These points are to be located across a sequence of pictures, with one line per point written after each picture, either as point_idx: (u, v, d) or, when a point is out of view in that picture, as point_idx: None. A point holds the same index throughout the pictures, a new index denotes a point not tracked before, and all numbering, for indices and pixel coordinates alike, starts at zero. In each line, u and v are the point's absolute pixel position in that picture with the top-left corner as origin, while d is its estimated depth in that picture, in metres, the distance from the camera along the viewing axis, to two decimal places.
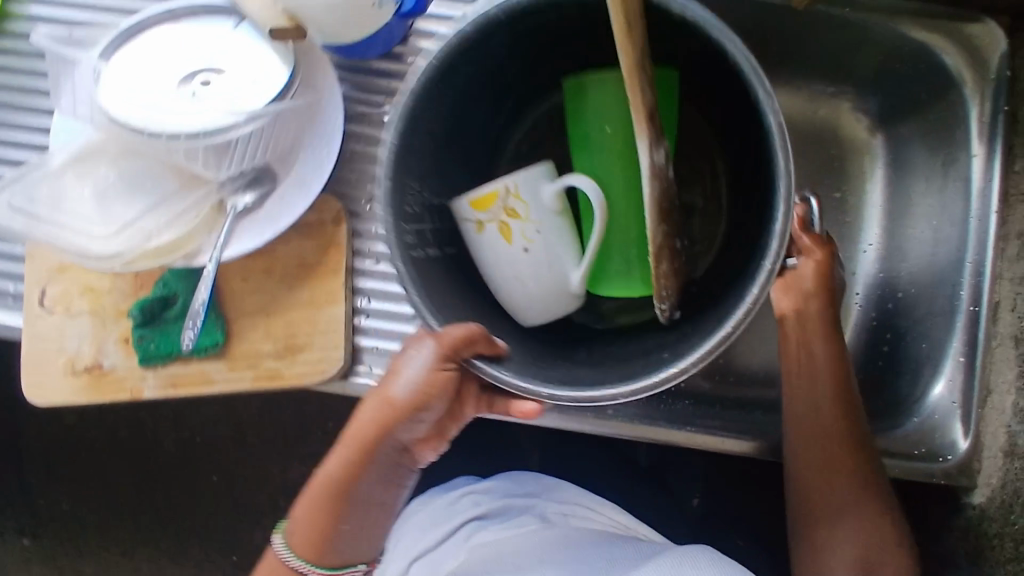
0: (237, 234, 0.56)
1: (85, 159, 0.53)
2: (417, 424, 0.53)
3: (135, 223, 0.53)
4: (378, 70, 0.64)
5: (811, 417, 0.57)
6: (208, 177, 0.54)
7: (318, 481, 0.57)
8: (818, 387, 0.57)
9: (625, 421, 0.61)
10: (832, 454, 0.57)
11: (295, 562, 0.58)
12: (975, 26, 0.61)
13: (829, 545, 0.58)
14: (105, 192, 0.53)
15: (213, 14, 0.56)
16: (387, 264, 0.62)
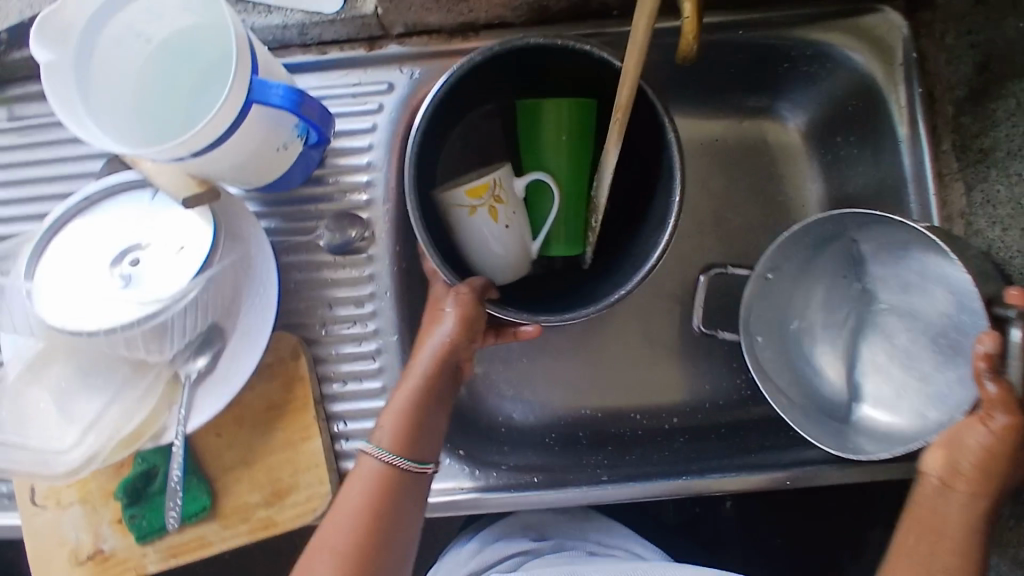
0: (197, 401, 0.56)
1: (35, 368, 0.54)
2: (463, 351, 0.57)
3: (97, 422, 0.55)
4: (302, 198, 0.65)
5: (934, 528, 0.54)
6: (155, 358, 0.55)
7: (399, 399, 0.56)
8: (953, 512, 0.53)
9: (618, 485, 0.64)
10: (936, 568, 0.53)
11: (392, 457, 0.54)
12: (870, 18, 0.61)
13: None
14: (63, 398, 0.55)
15: (131, 189, 0.57)
16: (355, 384, 0.63)
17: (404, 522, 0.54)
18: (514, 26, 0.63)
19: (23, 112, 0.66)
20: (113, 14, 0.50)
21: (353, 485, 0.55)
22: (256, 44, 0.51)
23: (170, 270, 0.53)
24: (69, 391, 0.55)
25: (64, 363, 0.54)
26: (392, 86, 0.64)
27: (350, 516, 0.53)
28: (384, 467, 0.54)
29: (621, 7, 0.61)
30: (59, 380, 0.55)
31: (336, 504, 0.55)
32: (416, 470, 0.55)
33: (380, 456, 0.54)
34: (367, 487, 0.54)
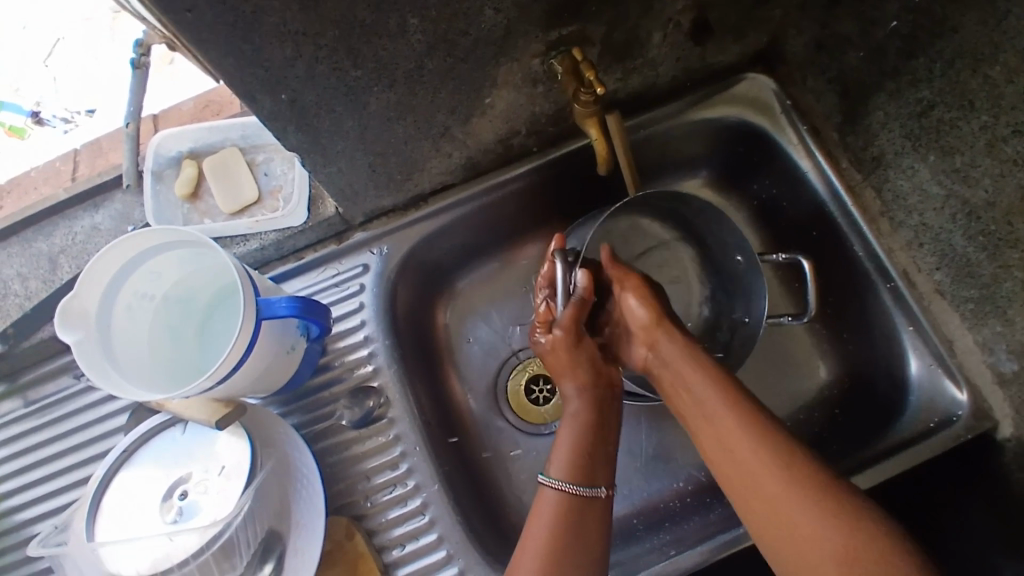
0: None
1: None
2: (560, 352, 0.64)
3: None
4: (317, 388, 0.70)
5: (707, 429, 0.55)
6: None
7: (568, 421, 0.61)
8: (711, 424, 0.55)
9: (688, 552, 0.64)
10: (733, 450, 0.53)
11: (564, 484, 0.57)
12: (741, 85, 0.72)
13: (791, 520, 0.49)
14: None
15: (160, 433, 0.62)
16: (412, 545, 0.65)
17: (592, 555, 0.55)
18: (456, 185, 0.72)
19: (36, 394, 0.71)
20: (119, 292, 0.56)
21: (539, 514, 0.56)
22: (254, 273, 0.60)
23: (219, 493, 0.57)
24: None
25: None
26: (367, 266, 0.72)
27: (546, 539, 0.54)
28: (557, 493, 0.57)
29: (538, 143, 0.71)
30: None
31: (525, 538, 0.56)
32: (591, 493, 0.57)
33: (554, 484, 0.57)
34: (550, 517, 0.55)
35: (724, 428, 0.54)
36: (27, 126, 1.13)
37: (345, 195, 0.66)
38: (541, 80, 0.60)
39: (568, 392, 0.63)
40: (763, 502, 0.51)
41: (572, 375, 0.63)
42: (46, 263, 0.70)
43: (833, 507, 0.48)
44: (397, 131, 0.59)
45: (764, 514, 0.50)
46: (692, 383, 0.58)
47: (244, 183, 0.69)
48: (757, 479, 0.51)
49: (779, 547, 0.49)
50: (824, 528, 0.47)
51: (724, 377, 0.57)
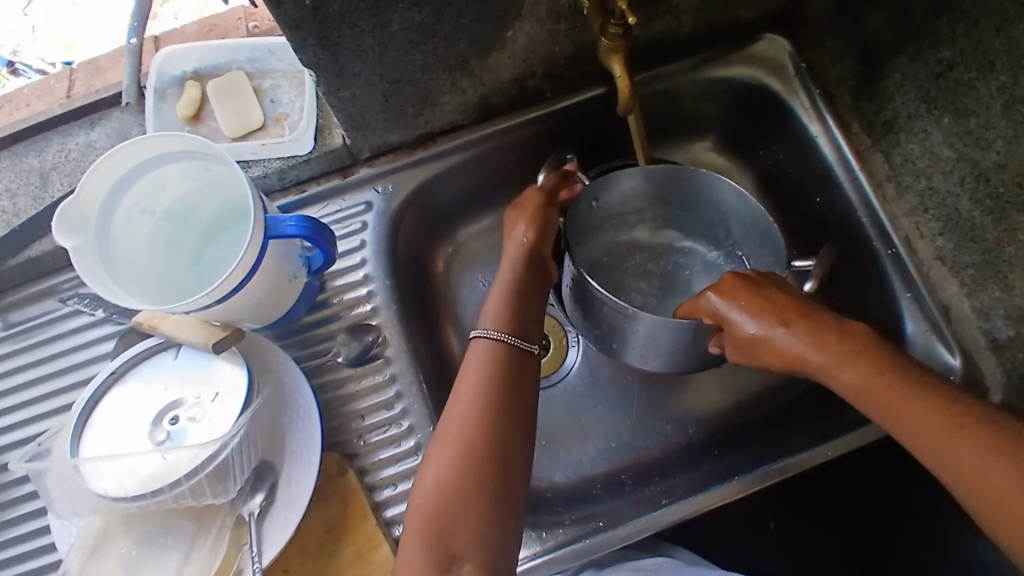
0: (265, 537, 0.57)
1: (100, 545, 0.55)
2: (516, 231, 0.63)
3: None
4: (313, 325, 0.69)
5: (852, 395, 0.52)
6: (216, 503, 0.56)
7: (457, 393, 0.55)
8: (848, 381, 0.52)
9: (679, 503, 0.64)
10: (890, 409, 0.50)
11: (493, 331, 0.57)
12: (757, 45, 0.72)
13: (981, 477, 0.46)
14: (134, 566, 0.55)
15: (151, 356, 0.59)
16: (404, 485, 0.64)
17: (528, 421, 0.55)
18: (466, 126, 0.71)
19: (19, 317, 0.69)
20: (121, 197, 0.54)
21: (469, 371, 0.56)
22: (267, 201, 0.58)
23: (212, 419, 0.56)
24: (138, 561, 0.55)
25: (122, 536, 0.55)
26: (370, 204, 0.70)
27: (471, 405, 0.54)
28: (492, 342, 0.56)
29: (553, 87, 0.70)
30: (122, 553, 0.55)
31: (458, 384, 0.56)
32: (522, 346, 0.57)
33: (486, 334, 0.57)
34: (482, 363, 0.55)
35: (877, 392, 0.50)
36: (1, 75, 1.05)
37: (355, 125, 0.64)
38: (564, 15, 0.59)
39: (506, 270, 0.61)
40: (949, 449, 0.47)
41: (530, 282, 0.61)
42: (37, 179, 0.67)
43: (1008, 452, 0.45)
44: (416, 57, 0.58)
45: (941, 465, 0.48)
46: (822, 359, 0.52)
47: (249, 107, 0.67)
48: (925, 430, 0.48)
49: (980, 505, 0.46)
50: (1004, 472, 0.45)
51: (822, 326, 0.53)
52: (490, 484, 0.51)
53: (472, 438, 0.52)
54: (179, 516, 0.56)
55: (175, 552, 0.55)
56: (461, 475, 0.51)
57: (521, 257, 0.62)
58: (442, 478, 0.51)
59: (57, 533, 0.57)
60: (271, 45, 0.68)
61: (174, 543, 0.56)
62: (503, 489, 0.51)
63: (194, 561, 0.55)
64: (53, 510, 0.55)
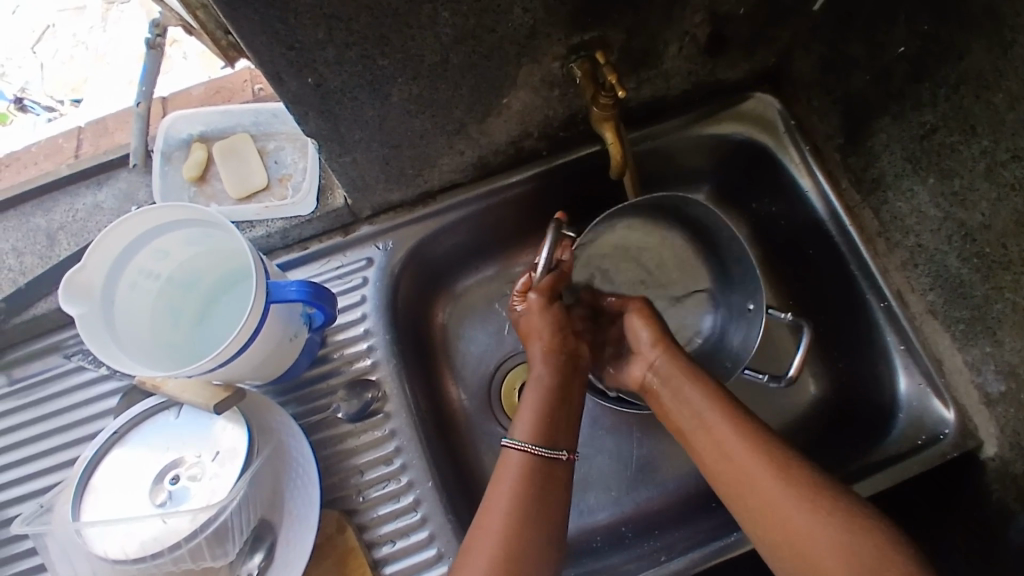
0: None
1: None
2: (532, 309, 0.65)
3: None
4: (313, 379, 0.70)
5: (722, 456, 0.55)
6: (217, 565, 0.56)
7: (495, 495, 0.56)
8: (715, 437, 0.56)
9: (679, 559, 0.64)
10: (747, 470, 0.53)
11: (528, 447, 0.57)
12: (748, 104, 0.74)
13: (805, 539, 0.49)
14: None
15: (153, 417, 0.60)
16: (403, 541, 0.64)
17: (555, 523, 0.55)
18: (464, 184, 0.73)
19: (21, 373, 0.70)
20: (126, 265, 0.56)
21: (505, 475, 0.56)
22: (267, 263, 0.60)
23: (213, 479, 0.56)
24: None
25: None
26: (370, 260, 0.72)
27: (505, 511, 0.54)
28: (523, 456, 0.57)
29: (548, 147, 0.72)
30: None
31: (489, 497, 0.55)
32: (552, 456, 0.57)
33: (519, 445, 0.57)
34: (516, 470, 0.56)
35: (718, 455, 0.55)
36: (9, 112, 1.07)
37: (356, 187, 0.66)
38: (558, 83, 0.61)
39: (533, 350, 0.64)
40: (761, 498, 0.52)
41: (540, 337, 0.64)
42: (44, 239, 0.69)
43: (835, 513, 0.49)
44: (414, 124, 0.60)
45: (777, 530, 0.50)
46: (692, 403, 0.58)
47: (253, 169, 0.69)
48: (758, 483, 0.52)
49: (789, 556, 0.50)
50: (814, 526, 0.49)
51: (716, 396, 0.58)
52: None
53: (508, 548, 0.52)
54: None
55: None
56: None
57: (547, 343, 0.64)
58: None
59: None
60: (274, 109, 0.70)
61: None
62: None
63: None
64: (52, 573, 0.55)
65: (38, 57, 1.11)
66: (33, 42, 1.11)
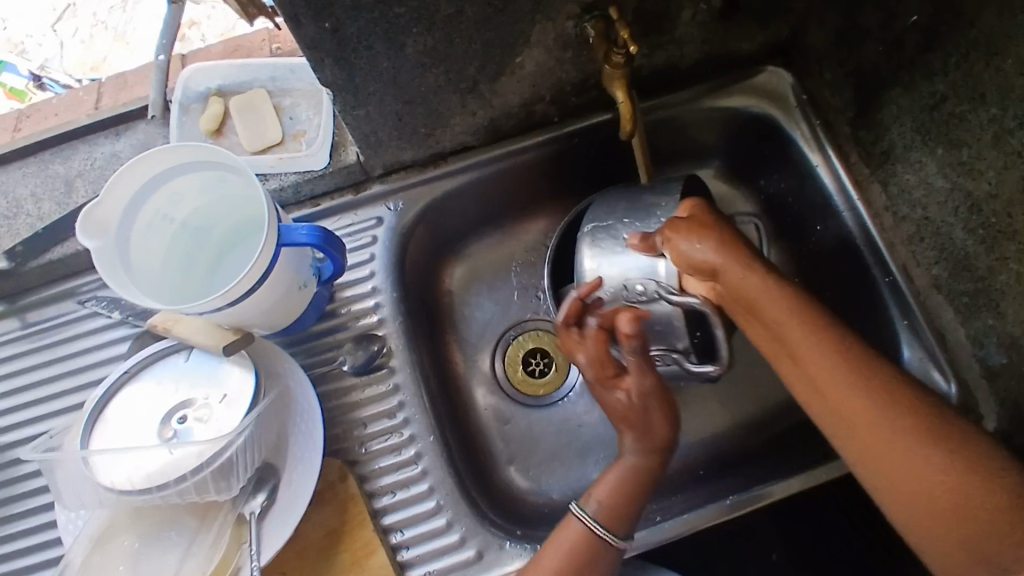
0: (264, 537, 0.58)
1: (104, 540, 0.56)
2: (614, 395, 0.60)
3: (180, 569, 0.56)
4: (321, 333, 0.71)
5: (822, 391, 0.54)
6: (219, 500, 0.58)
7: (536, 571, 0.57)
8: (818, 379, 0.54)
9: (675, 519, 0.65)
10: (847, 412, 0.53)
11: (593, 522, 0.58)
12: (761, 76, 0.75)
13: (907, 490, 0.50)
14: (135, 560, 0.56)
15: (164, 357, 0.61)
16: (403, 492, 0.65)
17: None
18: (475, 147, 0.74)
19: (36, 317, 0.71)
20: (142, 205, 0.57)
21: (560, 539, 0.58)
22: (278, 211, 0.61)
23: (221, 418, 0.58)
24: (140, 555, 0.56)
25: (126, 529, 0.57)
26: (380, 220, 0.73)
27: (559, 570, 0.56)
28: (585, 530, 0.58)
29: (560, 112, 0.73)
30: (126, 546, 0.56)
31: (542, 554, 0.58)
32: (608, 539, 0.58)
33: (585, 519, 0.58)
34: (563, 549, 0.57)
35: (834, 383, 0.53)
36: (27, 90, 1.09)
37: (368, 142, 0.67)
38: (571, 44, 0.62)
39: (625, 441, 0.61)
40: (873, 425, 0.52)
41: (636, 430, 0.60)
42: (62, 186, 0.70)
43: (941, 444, 0.49)
44: (428, 79, 0.61)
45: (877, 463, 0.51)
46: (785, 325, 0.56)
47: (268, 123, 0.70)
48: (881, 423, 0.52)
49: (874, 476, 0.52)
50: (918, 459, 0.49)
51: (819, 323, 0.55)
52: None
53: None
54: (181, 513, 0.58)
55: (177, 548, 0.57)
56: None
57: (624, 421, 0.61)
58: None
59: (63, 525, 0.59)
60: (290, 65, 0.72)
61: (176, 538, 0.57)
62: None
63: (194, 557, 0.56)
64: (61, 502, 0.57)
65: (58, 35, 1.11)
66: (54, 20, 1.12)
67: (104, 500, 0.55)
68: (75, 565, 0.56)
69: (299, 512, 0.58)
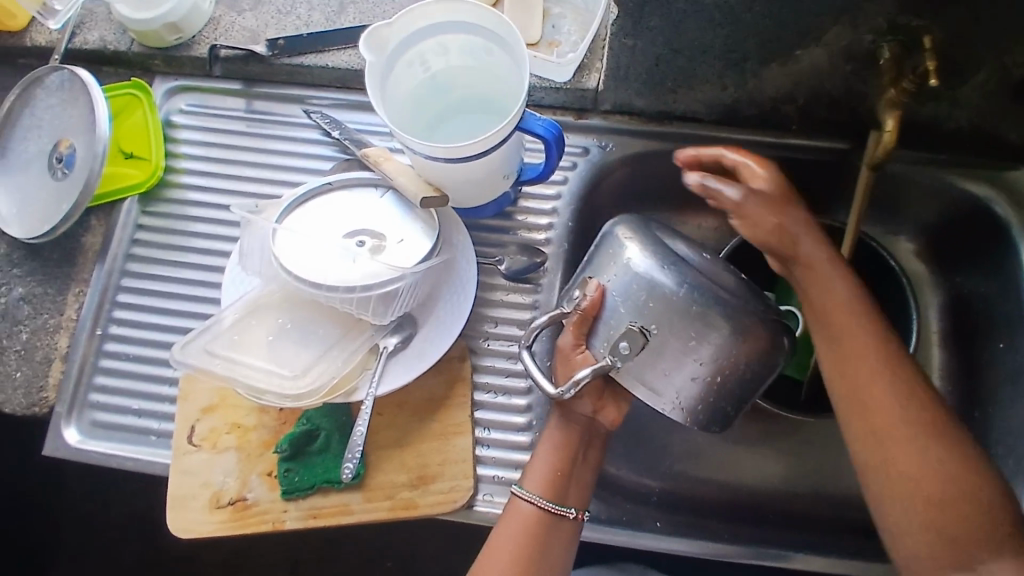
0: (387, 371, 0.63)
1: (264, 311, 0.65)
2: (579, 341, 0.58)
3: (315, 362, 0.63)
4: (489, 227, 0.74)
5: (869, 434, 0.54)
6: (365, 322, 0.64)
7: (499, 541, 0.59)
8: (878, 416, 0.53)
9: (740, 546, 0.67)
10: (894, 459, 0.52)
11: (540, 501, 0.60)
12: (1011, 173, 0.71)
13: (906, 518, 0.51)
14: (281, 337, 0.64)
15: (364, 184, 0.66)
16: (504, 397, 0.68)
17: (551, 565, 0.59)
18: (704, 122, 0.74)
19: (261, 107, 0.78)
20: (411, 45, 0.61)
21: (508, 522, 0.60)
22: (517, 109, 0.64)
23: (395, 256, 0.62)
24: (288, 334, 0.64)
25: (284, 307, 0.65)
26: (586, 151, 0.75)
27: (512, 548, 0.58)
28: (537, 511, 0.59)
29: (799, 123, 0.71)
30: (279, 320, 0.64)
31: (501, 521, 0.60)
32: (559, 512, 0.60)
33: (531, 499, 0.60)
34: (522, 521, 0.59)
35: (877, 402, 0.54)
36: None
37: (616, 75, 0.69)
38: (857, 58, 0.61)
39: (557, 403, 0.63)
40: (901, 488, 0.52)
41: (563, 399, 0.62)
42: (334, 4, 0.76)
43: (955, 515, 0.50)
44: (706, 38, 0.62)
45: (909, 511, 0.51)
46: (863, 345, 0.55)
47: (534, 20, 0.72)
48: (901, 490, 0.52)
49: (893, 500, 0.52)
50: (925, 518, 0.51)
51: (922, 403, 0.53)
52: None
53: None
54: (330, 318, 0.65)
55: (319, 346, 0.64)
56: None
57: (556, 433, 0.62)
58: None
59: (229, 282, 0.67)
60: None
61: (323, 334, 0.65)
62: None
63: (326, 359, 0.63)
64: (244, 262, 0.65)
65: None
66: None
67: (279, 276, 0.62)
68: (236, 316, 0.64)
69: (425, 363, 0.64)
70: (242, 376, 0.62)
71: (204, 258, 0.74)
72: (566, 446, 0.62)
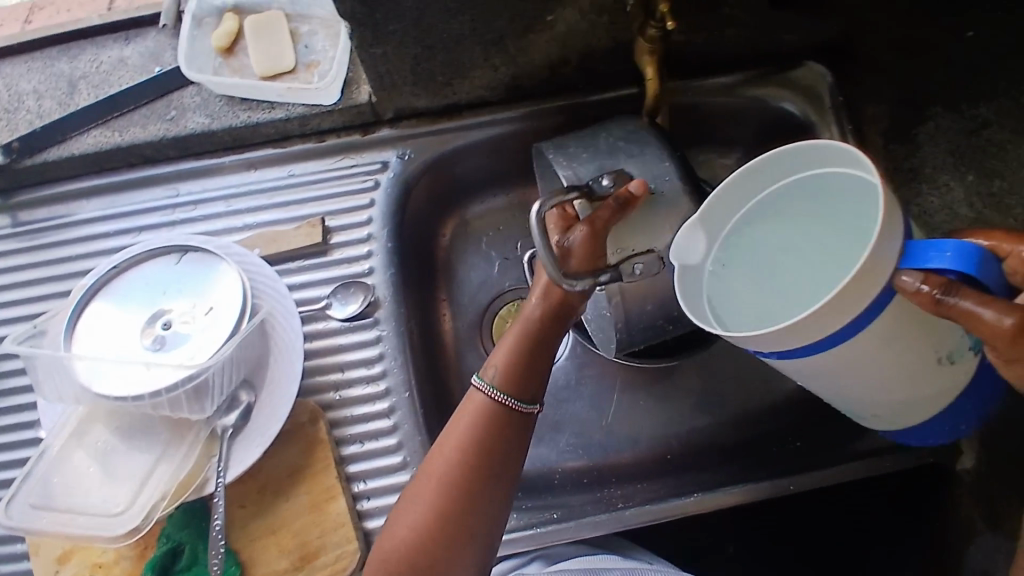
0: (234, 454, 0.58)
1: (83, 436, 0.58)
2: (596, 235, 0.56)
3: (152, 474, 0.57)
4: (306, 274, 0.69)
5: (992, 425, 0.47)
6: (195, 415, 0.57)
7: (441, 462, 0.55)
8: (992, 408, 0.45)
9: (639, 509, 0.65)
10: None
11: (497, 393, 0.56)
12: (797, 71, 0.71)
13: None
14: (110, 457, 0.57)
15: (155, 260, 0.61)
16: (372, 443, 0.65)
17: (507, 462, 0.55)
18: (492, 104, 0.71)
19: (28, 216, 0.70)
20: None
21: (461, 417, 0.56)
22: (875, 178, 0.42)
23: (204, 330, 0.57)
24: (116, 450, 0.57)
25: (103, 427, 0.58)
26: (385, 164, 0.71)
27: (454, 460, 0.54)
28: (487, 400, 0.55)
29: (584, 81, 0.69)
30: (100, 442, 0.57)
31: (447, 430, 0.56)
32: (519, 409, 0.56)
33: (485, 387, 0.56)
34: (471, 418, 0.55)
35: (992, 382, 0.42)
36: None
37: (382, 84, 0.66)
38: (607, 9, 0.60)
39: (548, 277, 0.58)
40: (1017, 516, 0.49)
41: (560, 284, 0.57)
42: (66, 85, 0.70)
43: None
44: (452, 26, 0.60)
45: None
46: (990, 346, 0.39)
47: (284, 48, 0.68)
48: None
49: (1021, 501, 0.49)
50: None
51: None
52: (465, 508, 0.53)
53: (456, 489, 0.53)
54: (158, 421, 0.58)
55: (153, 453, 0.57)
56: (446, 513, 0.53)
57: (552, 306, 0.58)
58: (425, 527, 0.52)
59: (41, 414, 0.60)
60: None
61: (151, 441, 0.58)
62: (451, 551, 0.52)
63: (162, 464, 0.57)
64: (38, 391, 0.57)
65: None
66: None
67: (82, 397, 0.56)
68: (51, 453, 0.57)
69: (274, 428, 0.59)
70: (75, 515, 0.55)
71: (13, 399, 0.67)
72: (532, 327, 0.58)
